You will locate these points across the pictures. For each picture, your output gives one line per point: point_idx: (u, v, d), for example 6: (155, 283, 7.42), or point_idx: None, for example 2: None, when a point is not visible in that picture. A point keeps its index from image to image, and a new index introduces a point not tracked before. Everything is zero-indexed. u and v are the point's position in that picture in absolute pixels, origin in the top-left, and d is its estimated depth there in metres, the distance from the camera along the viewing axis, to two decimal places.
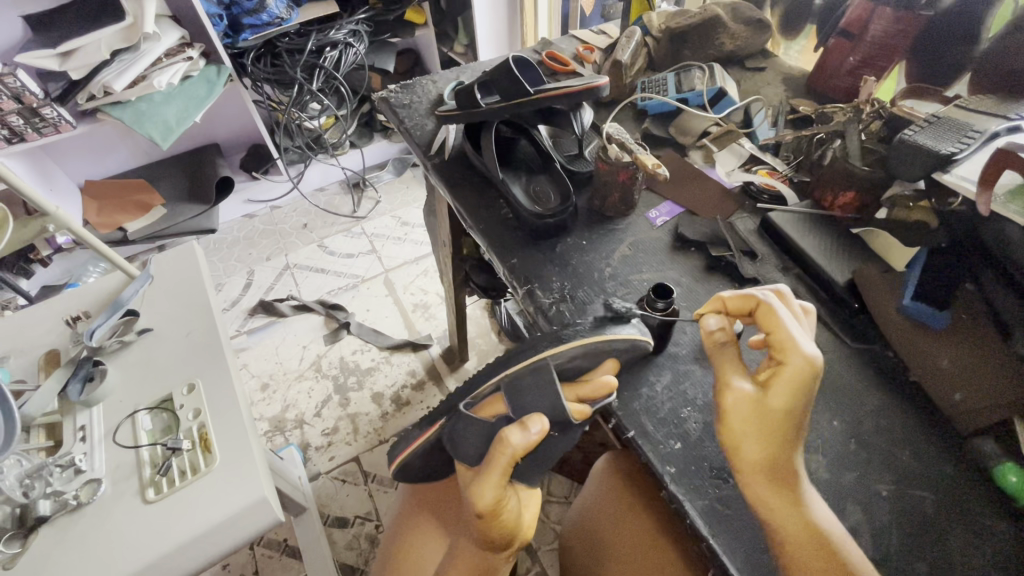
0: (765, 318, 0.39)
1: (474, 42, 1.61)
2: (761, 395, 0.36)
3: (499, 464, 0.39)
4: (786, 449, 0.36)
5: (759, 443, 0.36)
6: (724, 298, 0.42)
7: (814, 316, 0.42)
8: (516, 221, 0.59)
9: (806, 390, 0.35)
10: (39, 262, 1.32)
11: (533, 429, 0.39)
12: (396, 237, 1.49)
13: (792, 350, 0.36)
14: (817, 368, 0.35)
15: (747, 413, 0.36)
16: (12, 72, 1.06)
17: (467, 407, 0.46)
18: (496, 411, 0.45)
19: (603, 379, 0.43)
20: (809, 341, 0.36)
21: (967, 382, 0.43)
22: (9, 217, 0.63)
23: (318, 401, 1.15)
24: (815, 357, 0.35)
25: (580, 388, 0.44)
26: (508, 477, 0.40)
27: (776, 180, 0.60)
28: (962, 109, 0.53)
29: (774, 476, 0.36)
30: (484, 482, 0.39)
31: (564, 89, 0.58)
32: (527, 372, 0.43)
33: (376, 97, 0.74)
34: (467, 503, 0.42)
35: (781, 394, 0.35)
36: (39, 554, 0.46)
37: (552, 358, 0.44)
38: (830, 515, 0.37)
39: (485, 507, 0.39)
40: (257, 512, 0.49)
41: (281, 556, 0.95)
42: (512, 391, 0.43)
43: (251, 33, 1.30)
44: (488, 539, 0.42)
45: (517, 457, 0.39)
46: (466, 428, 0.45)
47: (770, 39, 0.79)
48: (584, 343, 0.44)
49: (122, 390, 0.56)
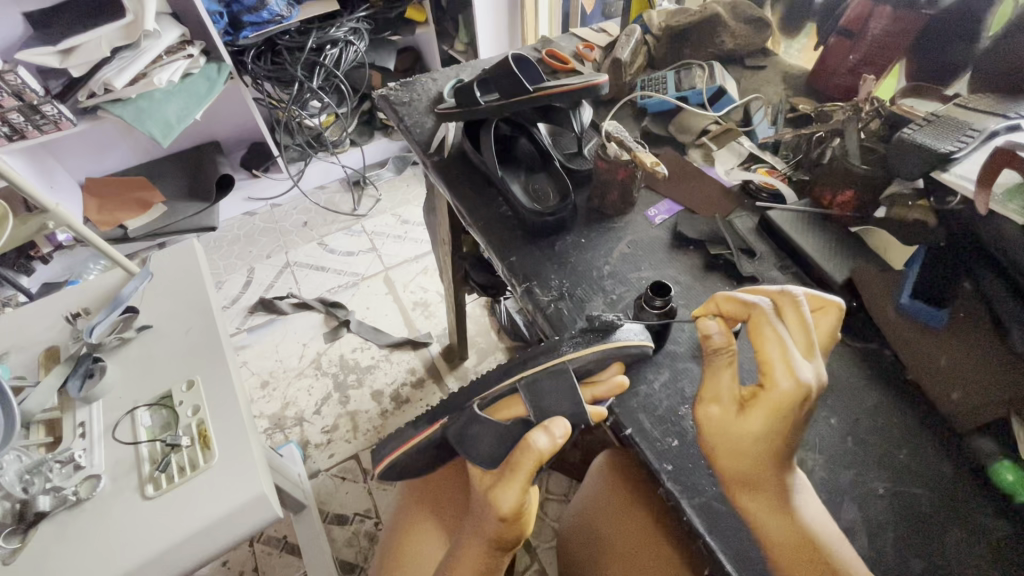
0: (760, 330, 0.37)
1: (475, 40, 1.60)
2: (739, 417, 0.36)
3: (524, 468, 0.39)
4: (770, 463, 0.36)
5: (734, 460, 0.37)
6: (720, 300, 0.40)
7: (833, 311, 0.39)
8: (515, 218, 0.60)
9: (787, 417, 0.35)
10: (40, 259, 1.32)
11: (557, 432, 0.39)
12: (396, 235, 1.49)
13: (778, 376, 0.35)
14: (803, 396, 0.34)
15: (723, 431, 0.37)
16: (12, 69, 1.06)
17: (479, 408, 0.45)
18: (513, 413, 0.45)
19: (617, 379, 0.44)
20: (801, 363, 0.35)
21: (964, 381, 0.43)
22: (7, 213, 0.63)
23: (318, 398, 1.16)
24: (803, 383, 0.34)
25: (594, 387, 0.44)
26: (530, 480, 0.40)
27: (775, 178, 0.60)
28: (962, 108, 0.53)
29: (758, 484, 0.36)
30: (507, 485, 0.39)
31: (564, 87, 0.58)
32: (548, 373, 0.44)
33: (376, 94, 0.74)
34: (483, 506, 0.41)
35: (759, 418, 0.35)
36: (39, 550, 0.46)
37: (570, 362, 0.44)
38: (822, 516, 0.37)
39: (507, 510, 0.39)
40: (256, 508, 0.49)
41: (281, 552, 0.96)
42: (530, 390, 0.43)
43: (251, 30, 1.30)
44: (498, 540, 0.41)
45: (542, 462, 0.39)
46: (480, 429, 0.44)
47: (771, 38, 0.79)
48: (601, 348, 0.44)
49: (122, 387, 0.57)
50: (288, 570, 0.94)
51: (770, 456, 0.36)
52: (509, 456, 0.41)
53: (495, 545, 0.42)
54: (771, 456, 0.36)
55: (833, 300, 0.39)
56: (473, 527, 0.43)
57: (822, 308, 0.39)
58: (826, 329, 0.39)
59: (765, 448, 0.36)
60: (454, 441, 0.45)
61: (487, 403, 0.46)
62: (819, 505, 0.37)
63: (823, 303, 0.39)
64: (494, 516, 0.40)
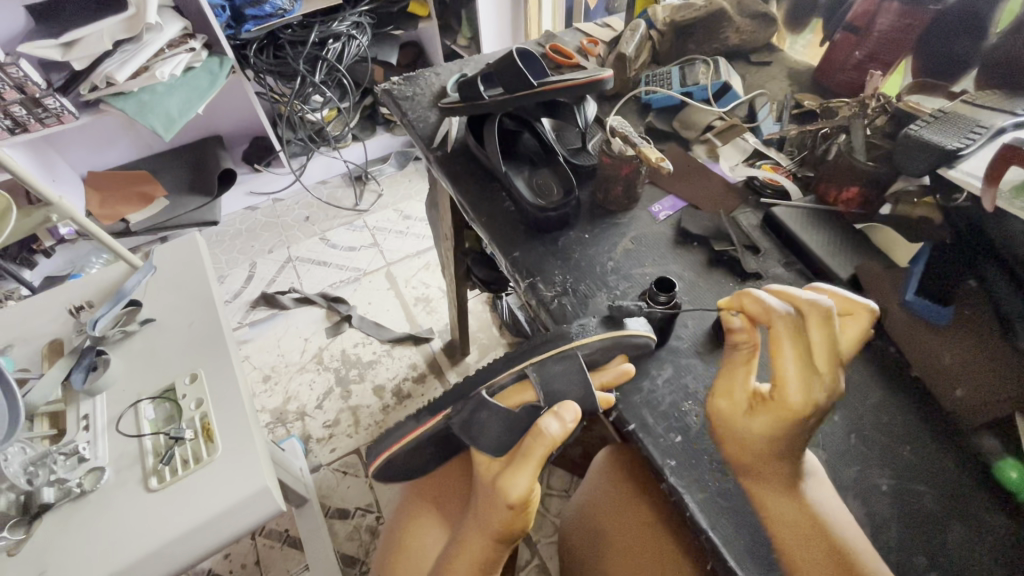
0: (780, 341, 0.37)
1: (478, 35, 1.60)
2: (744, 414, 0.38)
3: (535, 454, 0.39)
4: (771, 461, 0.38)
5: (737, 451, 0.39)
6: (747, 297, 0.40)
7: (867, 318, 0.37)
8: (519, 214, 0.59)
9: (789, 428, 0.36)
10: (42, 253, 1.32)
11: (568, 417, 0.40)
12: (397, 230, 1.49)
13: (791, 388, 0.36)
14: (809, 411, 0.35)
15: (728, 423, 0.39)
16: (14, 62, 1.06)
17: (487, 395, 0.44)
18: (522, 400, 0.44)
19: (623, 367, 0.45)
20: (816, 379, 0.35)
21: (967, 380, 0.43)
22: (10, 207, 0.60)
23: (319, 393, 1.16)
24: (812, 401, 0.35)
25: (601, 374, 0.45)
26: (539, 469, 0.40)
27: (780, 175, 0.60)
28: (969, 105, 0.52)
29: (767, 475, 0.38)
30: (518, 473, 0.39)
31: (567, 83, 0.58)
32: (557, 359, 0.44)
33: (379, 89, 0.73)
34: (489, 496, 0.41)
35: (763, 420, 0.37)
36: (43, 541, 0.46)
37: (581, 348, 0.44)
38: (837, 507, 0.38)
39: (516, 499, 0.39)
40: (259, 502, 0.49)
41: (282, 546, 0.96)
42: (540, 376, 0.44)
43: (253, 24, 1.29)
44: (504, 534, 0.41)
45: (553, 448, 0.40)
46: (488, 417, 0.43)
47: (776, 33, 0.79)
48: (612, 337, 0.44)
49: (126, 379, 0.57)
50: (288, 563, 0.94)
51: (772, 455, 0.37)
52: (519, 444, 0.41)
53: (499, 540, 0.41)
54: (774, 455, 0.37)
55: (865, 307, 0.37)
56: (476, 521, 0.43)
57: (851, 314, 0.38)
58: (851, 338, 0.37)
59: (766, 447, 0.37)
60: (460, 429, 0.44)
61: (496, 390, 0.45)
62: (834, 498, 0.38)
63: (852, 310, 0.38)
64: (502, 504, 0.39)
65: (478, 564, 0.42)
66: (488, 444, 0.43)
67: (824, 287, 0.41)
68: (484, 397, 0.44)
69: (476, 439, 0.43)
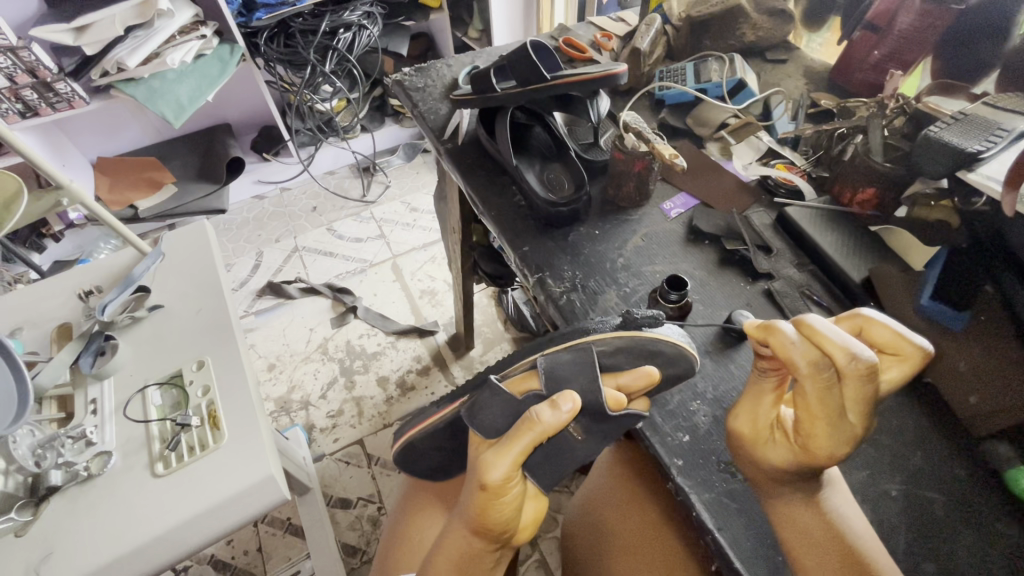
0: (806, 390, 0.35)
1: (489, 27, 1.59)
2: (764, 444, 0.38)
3: (523, 437, 0.38)
4: (788, 483, 0.38)
5: (752, 469, 0.39)
6: (777, 337, 0.35)
7: (918, 359, 0.35)
8: (529, 208, 0.59)
9: (808, 466, 0.37)
10: (52, 237, 1.34)
11: (564, 408, 0.39)
12: (405, 222, 1.48)
13: (819, 442, 0.35)
14: (833, 457, 0.36)
15: (748, 446, 0.39)
16: (26, 45, 1.06)
17: (497, 380, 0.46)
18: (527, 387, 0.44)
19: (644, 370, 0.43)
20: (845, 432, 0.35)
21: (982, 385, 0.42)
22: (20, 188, 0.58)
23: (324, 383, 1.16)
24: (837, 452, 0.35)
25: (619, 377, 0.43)
26: (523, 458, 0.39)
27: (793, 175, 0.59)
28: (992, 106, 0.51)
29: (782, 486, 0.38)
30: (500, 455, 0.38)
31: (580, 76, 0.57)
32: (569, 351, 0.44)
33: (389, 78, 0.73)
34: (472, 476, 0.40)
35: (784, 453, 0.37)
36: (50, 522, 0.46)
37: (595, 344, 0.44)
38: (854, 513, 0.38)
39: (493, 482, 0.38)
40: (261, 489, 0.49)
41: (284, 533, 0.97)
42: (547, 365, 0.43)
43: (264, 13, 1.28)
44: (479, 527, 0.40)
45: (542, 437, 0.38)
46: (490, 398, 0.44)
47: (793, 31, 0.78)
48: (630, 335, 0.44)
49: (133, 365, 0.57)
50: (290, 551, 0.95)
51: (788, 478, 0.38)
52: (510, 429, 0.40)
53: (476, 534, 0.40)
54: (789, 480, 0.38)
55: (916, 350, 0.35)
56: (458, 517, 0.41)
57: (898, 355, 0.36)
58: (892, 380, 0.35)
59: (783, 474, 0.38)
60: (465, 412, 0.44)
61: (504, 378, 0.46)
62: (852, 506, 0.38)
63: (901, 352, 0.35)
64: (478, 484, 0.38)
65: (457, 561, 0.41)
66: (488, 424, 0.43)
67: (872, 315, 0.37)
68: (493, 380, 0.44)
69: (480, 427, 0.43)
